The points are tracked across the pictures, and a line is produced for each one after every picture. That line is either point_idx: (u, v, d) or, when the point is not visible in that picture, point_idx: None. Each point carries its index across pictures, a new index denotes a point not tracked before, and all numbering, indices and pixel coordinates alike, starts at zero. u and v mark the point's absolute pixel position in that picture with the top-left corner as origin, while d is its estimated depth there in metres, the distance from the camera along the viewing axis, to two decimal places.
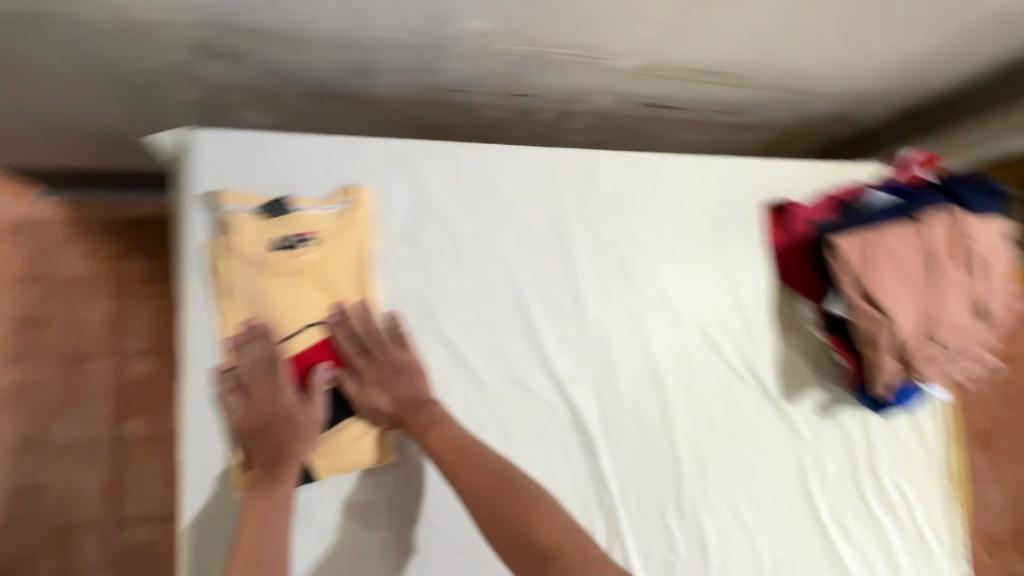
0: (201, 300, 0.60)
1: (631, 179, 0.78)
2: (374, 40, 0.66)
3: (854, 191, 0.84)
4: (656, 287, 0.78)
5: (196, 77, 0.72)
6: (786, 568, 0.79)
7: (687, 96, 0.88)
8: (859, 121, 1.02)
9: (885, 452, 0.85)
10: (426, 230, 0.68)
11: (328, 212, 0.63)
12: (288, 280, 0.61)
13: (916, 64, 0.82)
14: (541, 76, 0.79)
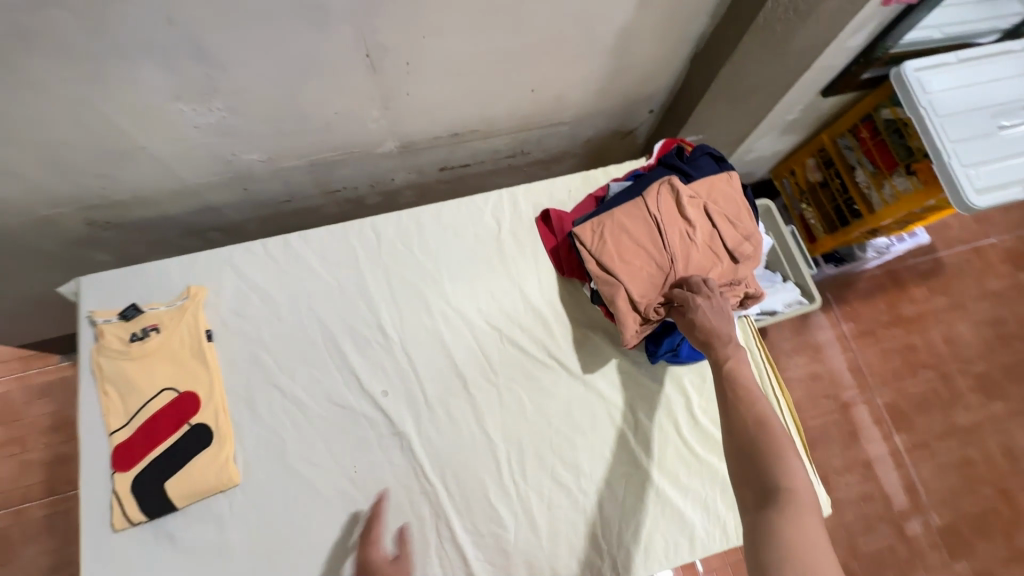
0: (88, 387, 0.85)
1: (412, 226, 0.99)
2: (197, 184, 0.95)
3: (606, 187, 1.01)
4: (449, 303, 0.96)
5: (104, 240, 1.04)
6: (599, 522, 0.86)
7: (461, 160, 1.12)
8: (639, 129, 1.20)
9: (697, 398, 0.93)
10: (251, 302, 0.92)
11: (170, 306, 0.89)
12: (143, 360, 0.85)
13: (610, 88, 1.02)
14: (332, 178, 1.05)
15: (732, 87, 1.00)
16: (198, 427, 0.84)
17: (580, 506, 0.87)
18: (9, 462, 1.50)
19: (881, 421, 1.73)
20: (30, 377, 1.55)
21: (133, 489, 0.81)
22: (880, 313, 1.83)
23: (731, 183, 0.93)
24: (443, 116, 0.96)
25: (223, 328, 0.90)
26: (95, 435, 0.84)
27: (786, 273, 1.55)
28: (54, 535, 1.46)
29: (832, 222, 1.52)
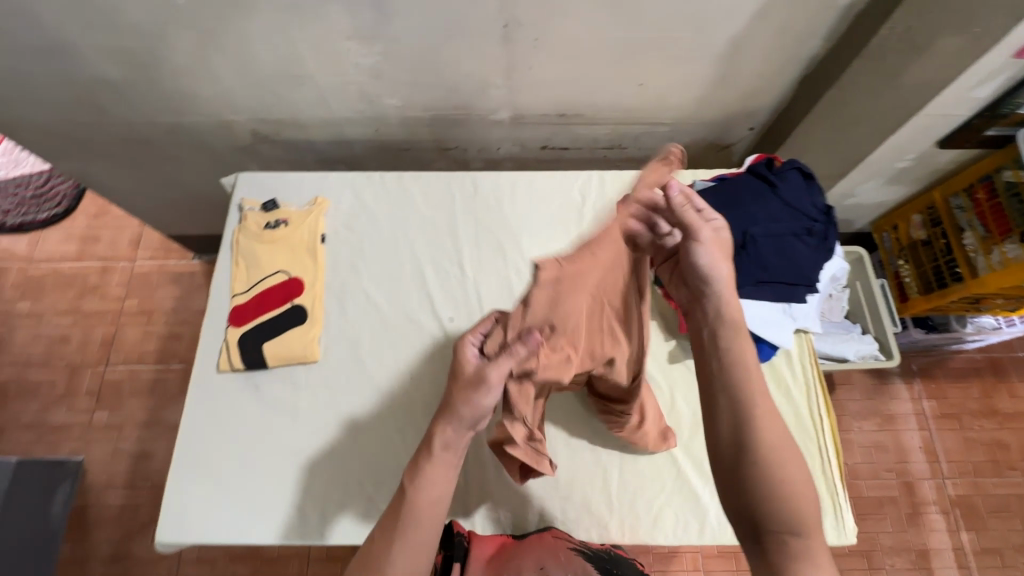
0: (225, 256, 1.05)
1: (509, 185, 1.11)
2: (341, 118, 1.14)
3: (690, 186, 1.06)
4: (524, 255, 1.06)
5: (259, 153, 1.27)
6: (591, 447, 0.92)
7: (562, 142, 1.23)
8: (736, 145, 1.25)
9: None
10: (359, 219, 1.08)
11: (299, 208, 1.07)
12: (271, 244, 1.04)
13: (710, 99, 1.09)
14: (447, 135, 1.21)
15: (836, 114, 1.03)
16: (297, 306, 1.00)
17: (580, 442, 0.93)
18: (137, 330, 1.80)
19: (947, 512, 1.59)
20: (168, 266, 1.88)
21: (238, 342, 0.98)
22: (970, 399, 1.69)
23: (815, 200, 0.96)
24: (555, 96, 1.07)
25: (334, 236, 1.07)
26: (221, 294, 1.03)
27: (866, 326, 1.49)
28: (152, 396, 1.73)
29: (929, 283, 1.45)
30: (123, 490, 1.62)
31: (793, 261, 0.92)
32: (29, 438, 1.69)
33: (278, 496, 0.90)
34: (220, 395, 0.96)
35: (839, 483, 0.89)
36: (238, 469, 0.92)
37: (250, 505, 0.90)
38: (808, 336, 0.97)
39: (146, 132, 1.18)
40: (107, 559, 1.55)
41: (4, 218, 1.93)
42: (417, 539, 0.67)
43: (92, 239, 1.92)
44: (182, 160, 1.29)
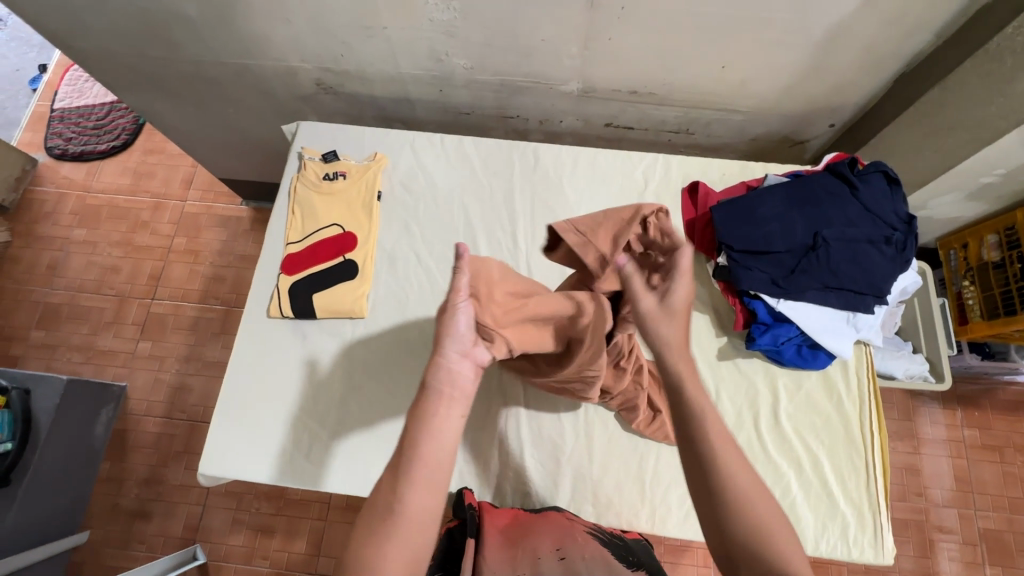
0: (283, 204, 1.06)
1: (571, 160, 1.08)
2: (407, 75, 1.12)
3: (762, 180, 1.01)
4: None
5: (320, 103, 1.26)
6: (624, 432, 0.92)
7: (627, 121, 1.19)
8: (811, 142, 1.19)
9: (784, 394, 0.92)
10: (416, 180, 1.07)
11: (359, 163, 1.07)
12: (328, 196, 1.04)
13: (795, 89, 1.03)
14: (510, 102, 1.18)
15: (931, 118, 0.96)
16: (348, 261, 1.01)
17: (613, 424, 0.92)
18: (183, 268, 1.86)
19: (974, 545, 1.54)
20: (216, 209, 1.92)
21: (289, 290, 0.99)
22: (1016, 433, 1.61)
23: (897, 207, 0.91)
24: (631, 72, 1.03)
25: (390, 194, 1.06)
26: (276, 241, 1.04)
27: (919, 345, 1.42)
28: (192, 332, 1.79)
29: (994, 308, 1.37)
30: (160, 419, 1.70)
31: (866, 269, 0.88)
32: (78, 359, 1.77)
33: (317, 444, 0.92)
34: (269, 339, 0.98)
35: (882, 502, 0.86)
36: (280, 412, 0.94)
37: (290, 449, 0.92)
38: (867, 348, 0.93)
39: (214, 72, 1.18)
40: (142, 481, 1.64)
41: (66, 146, 1.98)
42: (435, 473, 0.52)
43: (146, 175, 1.96)
44: (244, 104, 1.29)
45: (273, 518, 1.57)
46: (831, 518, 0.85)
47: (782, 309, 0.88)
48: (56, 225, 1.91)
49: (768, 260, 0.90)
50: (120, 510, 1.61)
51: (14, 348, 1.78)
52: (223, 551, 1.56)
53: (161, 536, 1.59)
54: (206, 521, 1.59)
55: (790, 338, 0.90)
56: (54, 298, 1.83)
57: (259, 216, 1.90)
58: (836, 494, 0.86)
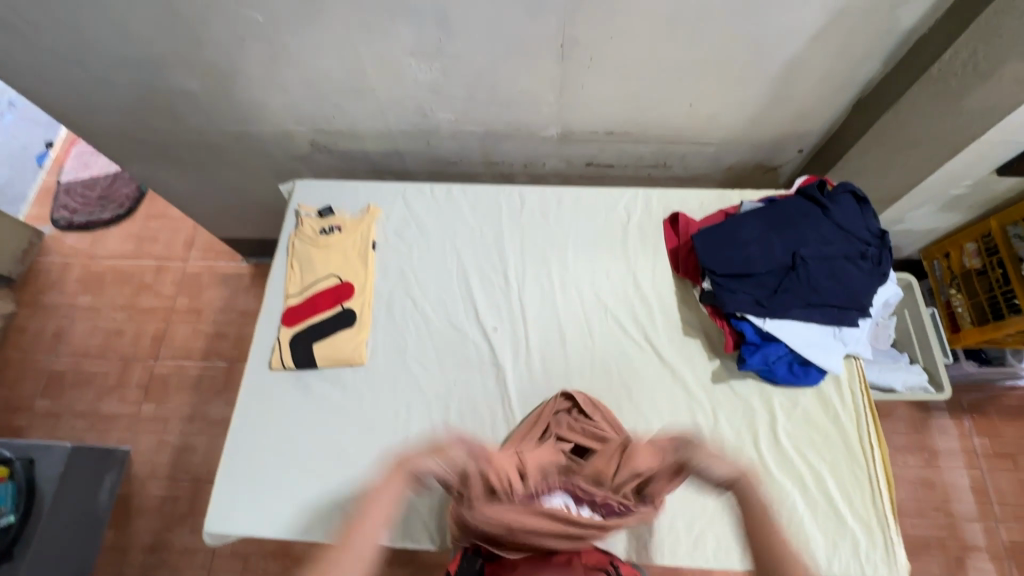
0: (282, 259, 1.10)
1: (556, 200, 1.13)
2: (396, 131, 1.19)
3: (738, 206, 1.06)
4: (566, 272, 1.07)
5: (314, 162, 1.33)
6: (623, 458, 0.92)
7: (606, 160, 1.25)
8: (783, 167, 1.24)
9: (780, 411, 0.93)
10: (409, 229, 1.12)
11: (353, 216, 1.12)
12: (325, 249, 1.08)
13: (759, 121, 1.09)
14: (494, 150, 1.24)
15: (892, 138, 1.02)
16: (346, 311, 1.04)
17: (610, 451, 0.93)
18: (185, 326, 1.89)
19: (999, 558, 1.50)
20: (217, 267, 1.97)
21: (290, 341, 1.02)
22: None
23: (868, 224, 0.95)
24: (605, 114, 1.10)
25: (385, 243, 1.11)
26: (276, 295, 1.07)
27: (914, 356, 1.43)
28: (195, 390, 1.79)
29: (983, 314, 1.39)
30: (164, 481, 1.68)
31: (846, 285, 0.91)
32: (81, 425, 1.77)
33: (322, 494, 0.92)
34: (270, 392, 1.00)
35: (890, 515, 0.86)
36: (284, 466, 0.95)
37: (294, 502, 0.92)
38: (857, 361, 0.95)
39: (214, 139, 1.25)
40: (147, 547, 1.61)
41: (72, 217, 2.05)
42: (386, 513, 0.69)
43: (149, 240, 2.03)
44: (243, 167, 1.36)
45: None
46: (840, 535, 0.85)
47: (769, 328, 0.91)
48: (62, 293, 1.96)
49: (751, 282, 0.94)
50: None
51: (19, 418, 1.78)
52: None
53: None
54: None
55: (780, 357, 0.92)
56: (59, 365, 1.85)
57: (259, 272, 1.95)
58: (842, 509, 0.86)
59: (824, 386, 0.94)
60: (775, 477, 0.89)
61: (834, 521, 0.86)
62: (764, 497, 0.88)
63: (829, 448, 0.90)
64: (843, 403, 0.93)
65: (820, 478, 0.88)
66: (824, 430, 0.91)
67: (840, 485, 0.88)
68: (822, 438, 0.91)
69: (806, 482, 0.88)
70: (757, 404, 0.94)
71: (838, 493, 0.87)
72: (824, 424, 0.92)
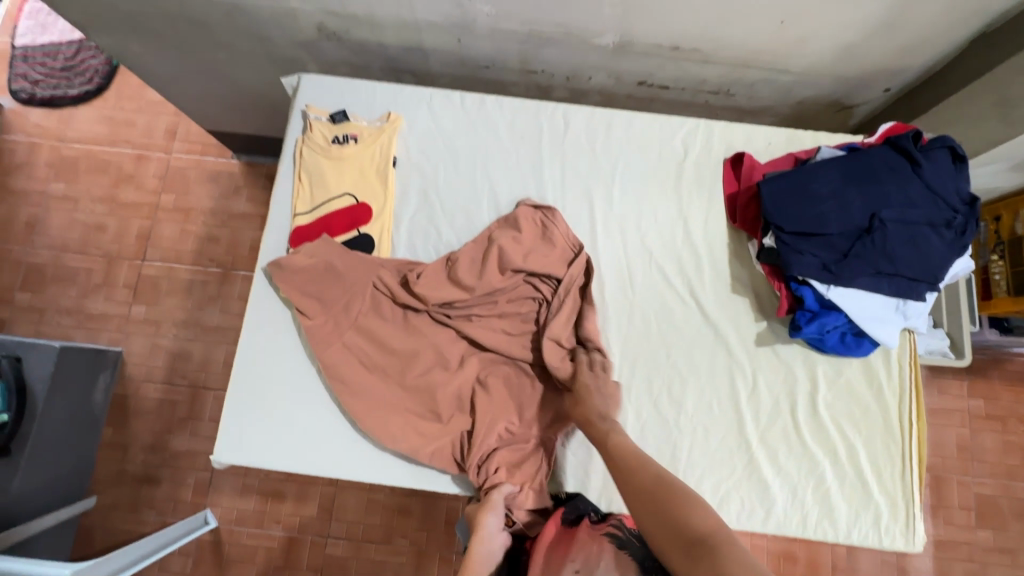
0: (288, 169, 0.96)
1: (605, 126, 0.98)
2: (422, 22, 1.00)
3: (812, 151, 0.93)
4: (610, 211, 0.96)
5: (320, 51, 1.14)
6: (654, 416, 0.88)
7: (662, 81, 1.09)
8: (859, 107, 1.10)
9: (822, 379, 0.89)
10: (435, 145, 0.98)
11: (370, 124, 0.96)
12: (338, 162, 0.94)
13: (853, 51, 0.93)
14: (534, 56, 1.06)
15: (1005, 86, 0.88)
16: (363, 236, 0.93)
17: (641, 410, 0.89)
18: (173, 226, 1.75)
19: (968, 509, 1.58)
20: (205, 163, 1.78)
21: None
22: (1020, 403, 1.62)
23: (960, 186, 0.84)
24: (677, 25, 0.92)
25: (406, 160, 0.97)
26: (281, 211, 0.95)
27: (940, 320, 1.39)
28: (187, 295, 1.70)
29: (1023, 284, 1.33)
30: (161, 384, 1.65)
31: (923, 256, 0.83)
32: (68, 322, 1.69)
33: (338, 429, 0.88)
34: (279, 320, 0.91)
35: (917, 489, 0.85)
36: (296, 399, 0.89)
37: (307, 437, 0.88)
38: (912, 336, 0.89)
39: (200, 12, 1.04)
40: (146, 446, 1.61)
41: (34, 89, 1.80)
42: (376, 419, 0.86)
43: (125, 124, 1.81)
44: (236, 50, 1.16)
45: (282, 483, 1.56)
46: (864, 505, 0.84)
47: (832, 296, 0.83)
48: (32, 178, 1.77)
49: (820, 243, 0.84)
50: (125, 473, 1.60)
51: None
52: (232, 515, 1.55)
53: (170, 500, 1.58)
54: (213, 486, 1.58)
55: (836, 326, 0.85)
56: (38, 258, 1.73)
57: (251, 172, 1.77)
58: (870, 481, 0.85)
59: (873, 358, 0.89)
60: (807, 444, 0.86)
61: (860, 491, 0.85)
62: (794, 463, 0.86)
63: (867, 420, 0.87)
64: (889, 376, 0.88)
65: (854, 449, 0.86)
66: (864, 401, 0.88)
67: (871, 456, 0.86)
68: (860, 410, 0.88)
69: (837, 452, 0.86)
70: (801, 370, 0.89)
71: (868, 464, 0.86)
72: (866, 395, 0.88)
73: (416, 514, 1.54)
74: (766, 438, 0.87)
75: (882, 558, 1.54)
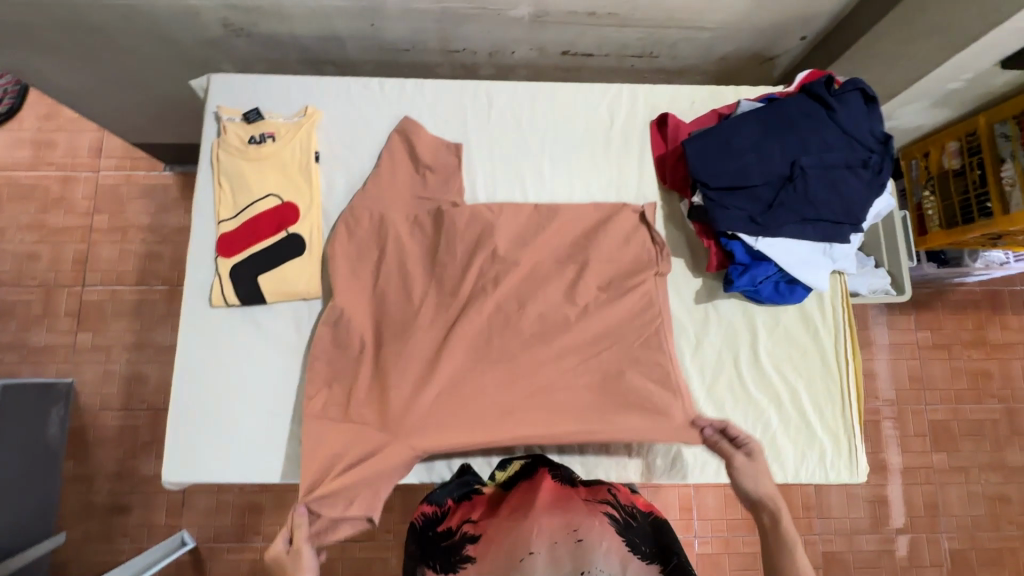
0: (207, 175, 0.93)
1: (529, 101, 0.97)
2: (329, 8, 0.96)
3: (734, 106, 0.95)
4: (543, 187, 0.96)
5: (231, 48, 1.09)
6: None
7: (584, 48, 1.07)
8: (780, 58, 1.11)
9: (762, 331, 0.91)
10: (357, 135, 0.95)
11: (288, 120, 0.93)
12: (257, 163, 0.91)
13: (763, 0, 0.93)
14: (449, 35, 1.04)
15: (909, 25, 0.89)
16: (292, 236, 0.90)
17: None
18: (111, 247, 1.68)
19: (923, 435, 1.65)
20: (138, 178, 1.71)
21: (231, 275, 0.88)
22: (963, 329, 1.70)
23: (873, 126, 0.86)
24: None
25: (329, 153, 0.94)
26: (204, 219, 0.91)
27: (881, 260, 1.43)
28: (135, 317, 1.65)
29: (952, 217, 1.38)
30: (118, 411, 1.60)
31: (843, 197, 0.85)
32: (12, 359, 1.61)
33: (259, 431, 0.86)
34: (211, 332, 0.88)
35: (857, 424, 0.88)
36: (224, 393, 0.87)
37: (227, 429, 0.86)
38: (842, 277, 0.92)
39: (94, 16, 0.98)
40: (111, 475, 1.57)
41: None
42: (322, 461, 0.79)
43: (45, 146, 1.72)
44: (142, 54, 1.10)
45: (259, 495, 1.55)
46: (809, 445, 0.87)
47: (760, 247, 0.84)
48: None
49: (745, 196, 0.86)
50: (93, 504, 1.56)
51: None
52: (210, 532, 1.54)
53: (144, 526, 1.55)
54: (187, 506, 1.55)
55: (768, 276, 0.87)
56: None
57: (187, 182, 1.71)
58: (813, 422, 0.88)
59: (807, 305, 0.91)
60: (750, 395, 0.89)
61: (803, 430, 0.88)
62: (740, 413, 0.88)
63: (806, 364, 0.90)
64: (824, 320, 0.91)
65: (794, 392, 0.89)
66: (802, 346, 0.90)
67: (813, 399, 0.89)
68: (799, 355, 0.90)
69: (779, 397, 0.89)
70: (741, 328, 0.91)
71: (810, 406, 0.89)
72: (804, 339, 0.91)
73: (397, 507, 1.55)
74: (711, 394, 0.89)
75: (848, 491, 1.61)
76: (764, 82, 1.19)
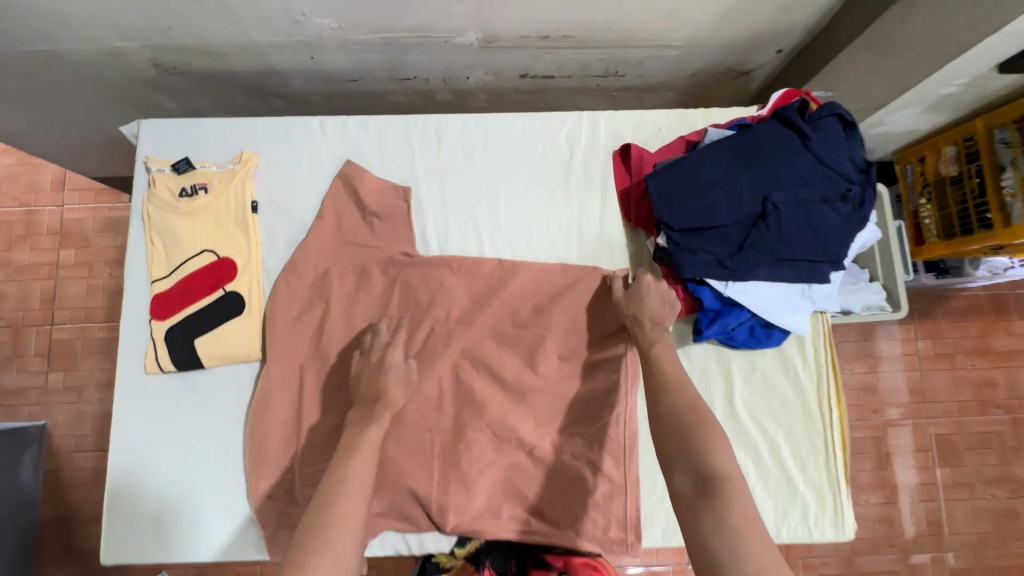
0: (138, 231, 0.87)
1: (481, 135, 0.90)
2: (262, 44, 0.90)
3: (702, 133, 0.87)
4: (499, 229, 0.89)
5: (168, 86, 1.02)
6: (564, 444, 0.83)
7: (543, 70, 1.00)
8: (756, 71, 1.03)
9: (738, 380, 0.84)
10: (297, 180, 0.89)
11: (221, 169, 0.87)
12: (190, 217, 0.85)
13: (730, 16, 0.85)
14: (396, 64, 0.97)
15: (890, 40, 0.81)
16: (230, 295, 0.84)
17: (553, 439, 0.83)
18: (79, 284, 1.63)
19: (926, 450, 1.58)
20: (104, 211, 1.66)
21: (166, 339, 0.83)
22: (966, 338, 1.62)
23: (852, 155, 0.79)
24: (538, 12, 0.82)
25: (268, 202, 0.88)
26: (137, 279, 0.86)
27: (875, 273, 1.35)
28: (107, 355, 1.61)
29: (951, 227, 1.30)
30: (93, 452, 1.56)
31: (821, 234, 0.77)
32: None
33: (199, 509, 0.81)
34: (149, 402, 0.83)
35: (842, 478, 0.82)
36: (162, 469, 0.82)
37: (166, 514, 0.81)
38: (824, 316, 0.84)
39: (15, 62, 0.92)
40: (88, 518, 1.54)
41: None
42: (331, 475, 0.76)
43: (8, 181, 1.67)
44: (76, 96, 1.04)
45: None
46: (790, 502, 0.82)
47: (731, 293, 0.78)
48: None
49: (712, 237, 0.79)
50: (71, 548, 1.53)
51: None
52: None
53: (123, 569, 1.52)
54: None
55: (741, 323, 0.80)
56: None
57: None
58: (794, 477, 0.82)
59: (786, 350, 0.85)
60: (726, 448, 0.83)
61: (784, 485, 0.82)
62: None
63: (786, 413, 0.84)
64: (804, 366, 0.84)
65: (774, 444, 0.83)
66: (781, 394, 0.84)
67: (793, 452, 0.83)
68: (778, 405, 0.84)
69: (758, 451, 0.83)
70: (714, 376, 0.85)
71: (791, 459, 0.83)
72: (783, 387, 0.84)
73: None
74: None
75: None
76: (742, 95, 1.11)
